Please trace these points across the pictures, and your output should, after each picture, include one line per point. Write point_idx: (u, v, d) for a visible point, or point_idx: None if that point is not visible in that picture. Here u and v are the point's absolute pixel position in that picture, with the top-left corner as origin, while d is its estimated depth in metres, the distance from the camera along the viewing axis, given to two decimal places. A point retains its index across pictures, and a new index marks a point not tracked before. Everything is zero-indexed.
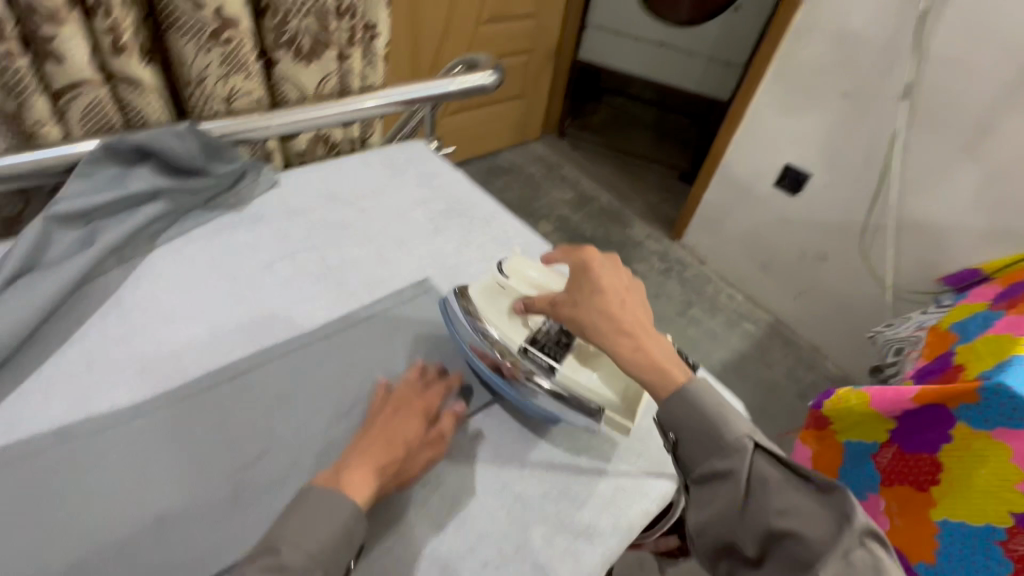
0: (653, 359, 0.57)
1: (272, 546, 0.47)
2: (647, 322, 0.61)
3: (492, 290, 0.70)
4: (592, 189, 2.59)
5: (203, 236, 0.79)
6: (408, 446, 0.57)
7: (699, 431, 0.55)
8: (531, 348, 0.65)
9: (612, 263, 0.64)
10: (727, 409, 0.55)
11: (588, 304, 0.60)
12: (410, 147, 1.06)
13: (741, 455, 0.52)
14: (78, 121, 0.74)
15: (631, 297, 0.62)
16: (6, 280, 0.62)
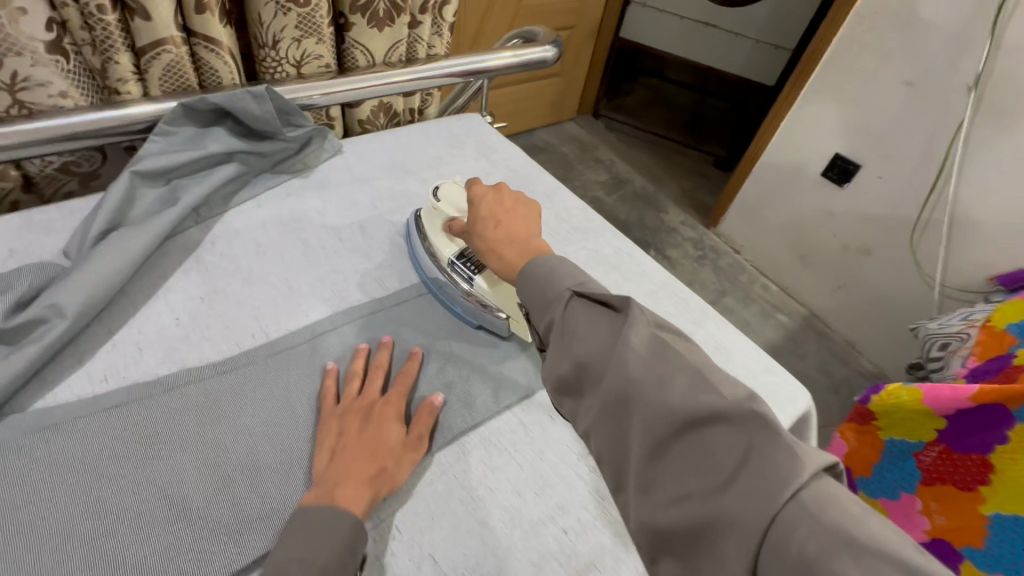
0: (504, 260, 0.56)
1: (281, 563, 0.44)
2: (522, 232, 0.58)
3: (432, 213, 0.74)
4: (627, 172, 2.55)
5: (274, 199, 0.80)
6: (394, 455, 0.52)
7: (539, 304, 0.49)
8: (459, 261, 0.68)
9: (498, 188, 0.63)
10: (566, 267, 0.50)
11: (472, 223, 0.61)
12: (468, 119, 1.06)
13: (560, 302, 0.47)
14: (157, 81, 0.76)
15: (488, 206, 0.61)
16: (98, 233, 0.64)
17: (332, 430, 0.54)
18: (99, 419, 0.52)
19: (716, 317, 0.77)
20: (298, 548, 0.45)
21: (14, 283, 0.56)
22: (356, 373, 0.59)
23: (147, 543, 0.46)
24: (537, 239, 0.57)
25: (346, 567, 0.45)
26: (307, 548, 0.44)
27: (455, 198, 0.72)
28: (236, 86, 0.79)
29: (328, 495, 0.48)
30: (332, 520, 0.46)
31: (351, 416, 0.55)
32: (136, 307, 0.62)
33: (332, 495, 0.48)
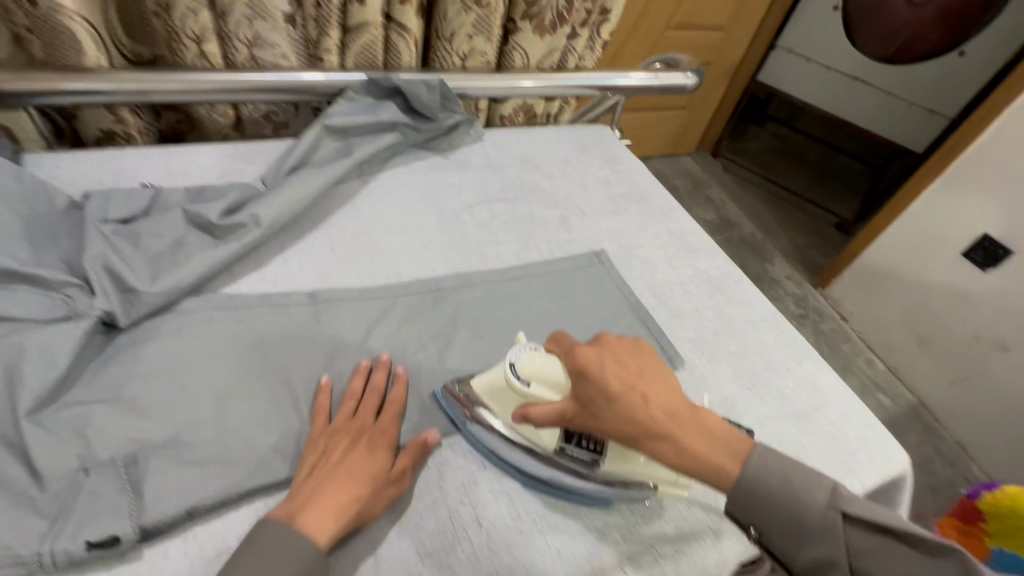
0: (694, 456, 0.48)
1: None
2: (681, 407, 0.49)
3: (500, 389, 0.56)
4: (736, 215, 2.48)
5: (421, 169, 0.91)
6: (377, 485, 0.50)
7: (782, 525, 0.47)
8: (567, 446, 0.55)
9: (604, 345, 0.51)
10: (796, 478, 0.48)
11: (611, 417, 0.48)
12: (599, 130, 1.12)
13: (834, 533, 0.46)
14: (353, 55, 0.90)
15: (618, 368, 0.49)
16: (288, 168, 0.77)
17: (317, 448, 0.52)
18: (266, 312, 0.64)
19: (817, 358, 0.76)
20: (242, 566, 0.43)
21: (226, 194, 0.70)
22: (353, 394, 0.57)
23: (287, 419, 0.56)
24: (704, 411, 0.51)
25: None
26: (255, 571, 0.42)
27: (540, 374, 0.53)
28: (412, 68, 0.92)
29: (291, 513, 0.46)
30: (286, 536, 0.44)
31: (340, 436, 0.53)
32: (303, 233, 0.74)
33: (295, 515, 0.46)
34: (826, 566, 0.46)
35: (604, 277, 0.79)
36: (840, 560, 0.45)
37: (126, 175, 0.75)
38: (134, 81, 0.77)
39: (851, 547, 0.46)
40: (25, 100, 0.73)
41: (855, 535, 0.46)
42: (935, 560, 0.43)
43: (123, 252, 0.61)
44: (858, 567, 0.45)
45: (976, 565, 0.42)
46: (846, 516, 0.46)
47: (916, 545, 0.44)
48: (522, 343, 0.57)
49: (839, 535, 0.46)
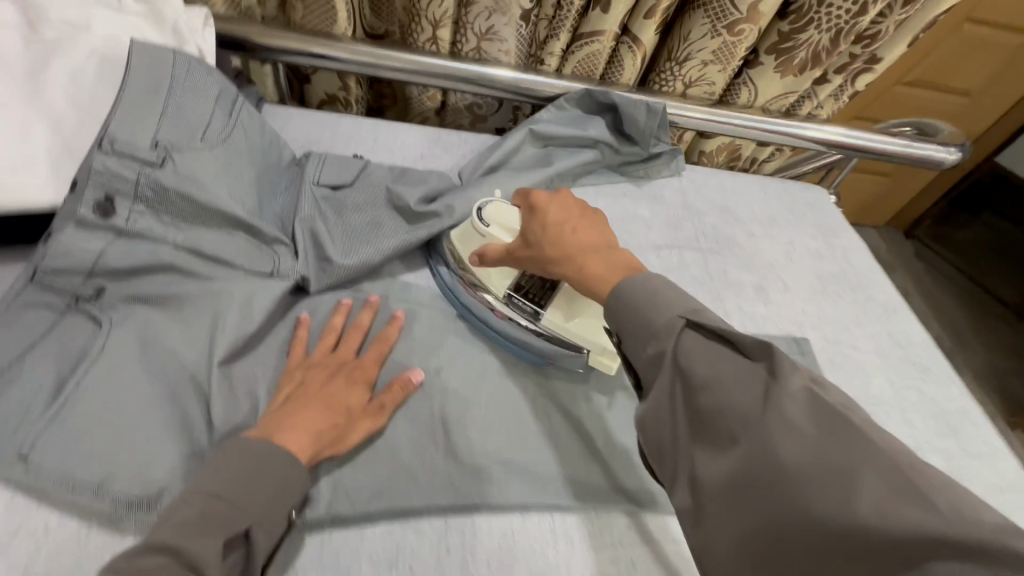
0: (586, 272, 0.48)
1: (188, 498, 0.39)
2: (603, 244, 0.51)
3: (468, 235, 0.61)
4: (922, 313, 2.08)
5: (610, 193, 0.84)
6: (349, 416, 0.48)
7: (637, 327, 0.42)
8: (516, 295, 0.58)
9: (558, 199, 0.55)
10: (664, 292, 0.43)
11: (537, 242, 0.52)
12: (814, 191, 0.96)
13: (672, 338, 0.40)
14: (574, 62, 0.85)
15: (558, 212, 0.54)
16: (487, 167, 0.75)
17: (293, 379, 0.50)
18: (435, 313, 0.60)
19: None
20: (210, 482, 0.40)
21: (426, 180, 0.70)
22: (333, 328, 0.54)
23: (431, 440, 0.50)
24: (619, 249, 0.50)
25: (273, 509, 0.41)
26: (237, 487, 0.40)
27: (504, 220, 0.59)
28: (630, 86, 0.85)
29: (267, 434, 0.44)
30: (270, 461, 0.42)
31: (316, 369, 0.50)
32: None
33: (273, 434, 0.44)
34: (654, 364, 0.41)
35: (805, 373, 0.66)
36: (665, 352, 0.40)
37: (339, 140, 0.78)
38: (369, 53, 0.79)
39: (685, 354, 0.39)
40: (276, 56, 0.79)
41: (692, 340, 0.40)
42: (760, 368, 0.36)
43: (327, 219, 0.62)
44: (686, 368, 0.39)
45: (784, 363, 0.36)
46: (688, 323, 0.40)
47: (746, 353, 0.38)
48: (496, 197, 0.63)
49: (673, 338, 0.40)
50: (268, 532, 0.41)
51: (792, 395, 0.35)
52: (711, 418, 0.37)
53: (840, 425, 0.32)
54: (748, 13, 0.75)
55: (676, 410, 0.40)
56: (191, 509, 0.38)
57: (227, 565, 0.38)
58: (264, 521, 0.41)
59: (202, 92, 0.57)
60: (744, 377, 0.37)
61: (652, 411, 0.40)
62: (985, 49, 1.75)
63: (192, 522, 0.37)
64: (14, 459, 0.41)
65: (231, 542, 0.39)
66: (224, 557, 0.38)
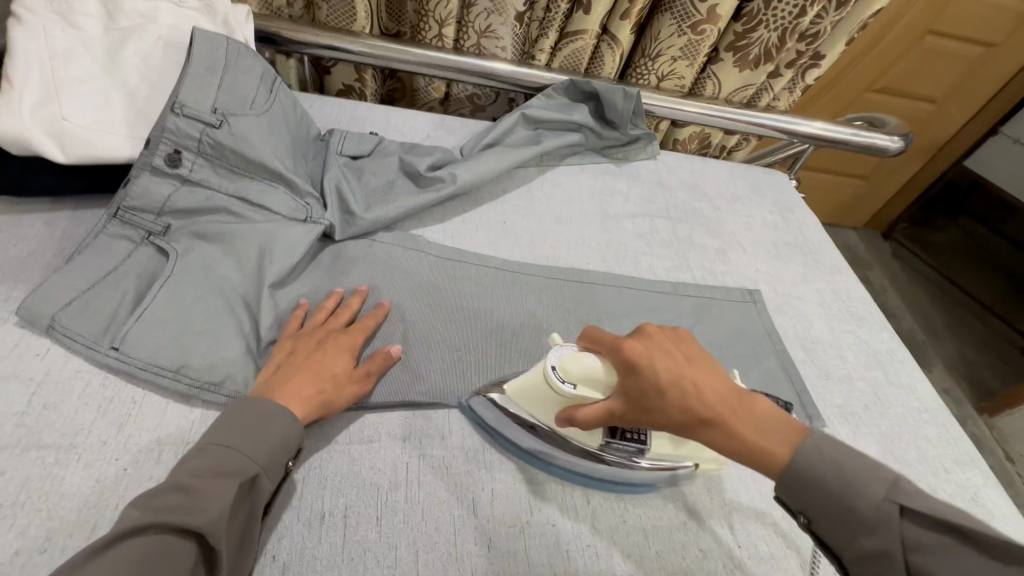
0: (750, 444, 0.42)
1: (202, 446, 0.44)
2: (732, 399, 0.43)
3: (546, 397, 0.52)
4: (896, 306, 2.20)
5: (593, 171, 0.96)
6: (336, 383, 0.53)
7: (829, 507, 0.40)
8: (614, 441, 0.52)
9: (645, 337, 0.46)
10: (850, 468, 0.40)
11: (652, 401, 0.43)
12: (775, 174, 1.09)
13: (890, 527, 0.38)
14: (561, 57, 0.98)
15: (664, 358, 0.44)
16: (485, 144, 0.87)
17: (286, 346, 0.55)
18: (440, 259, 0.72)
19: (986, 472, 0.66)
20: (221, 435, 0.45)
21: (432, 153, 0.81)
22: (326, 307, 0.60)
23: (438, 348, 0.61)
24: (757, 399, 0.44)
25: (276, 460, 0.46)
26: (241, 440, 0.45)
27: (580, 373, 0.49)
28: (610, 79, 0.97)
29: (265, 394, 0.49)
30: (273, 416, 0.47)
31: (307, 338, 0.55)
32: (482, 202, 0.83)
33: (271, 394, 0.49)
34: (874, 557, 0.38)
35: (755, 316, 0.77)
36: (892, 550, 0.37)
37: (356, 121, 0.90)
38: (383, 47, 0.91)
39: (905, 539, 0.37)
40: (302, 49, 0.91)
41: (912, 530, 0.37)
42: (1012, 574, 0.35)
43: (349, 180, 0.73)
44: (915, 566, 0.37)
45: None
46: (904, 509, 0.38)
47: (910, 513, 0.38)
48: (556, 345, 0.53)
49: (895, 527, 0.38)
50: (272, 480, 0.45)
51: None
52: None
53: (958, 545, 0.36)
54: (708, 15, 0.88)
55: None
56: (204, 454, 0.43)
57: (238, 508, 0.43)
58: (269, 470, 0.45)
59: (248, 72, 0.68)
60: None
61: None
62: (948, 60, 1.88)
63: (205, 467, 0.42)
64: (107, 350, 0.52)
65: (241, 486, 0.43)
66: (235, 499, 0.42)
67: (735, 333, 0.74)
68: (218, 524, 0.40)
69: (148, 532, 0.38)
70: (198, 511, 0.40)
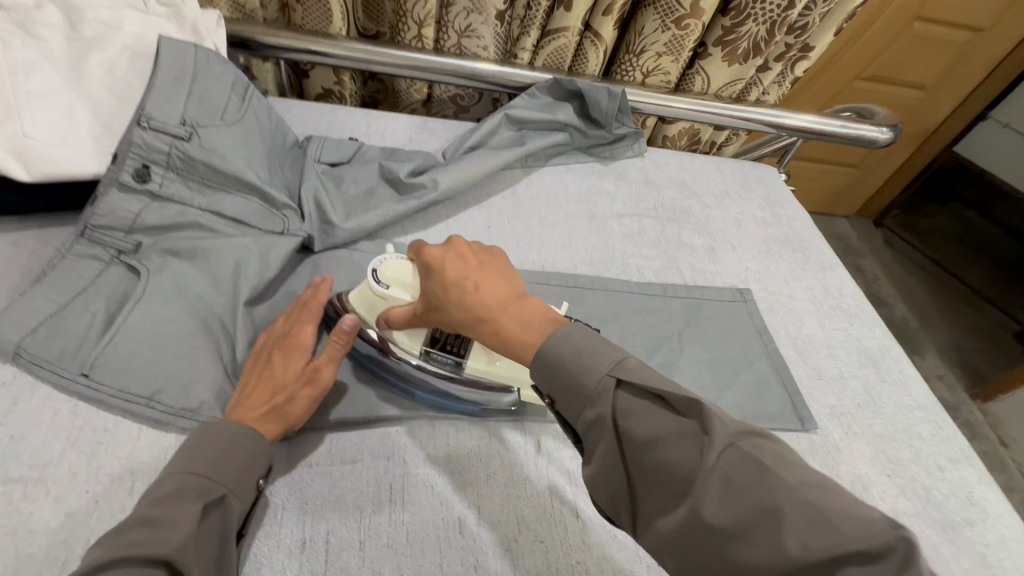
0: (505, 335, 0.46)
1: (163, 476, 0.43)
2: (510, 296, 0.48)
3: (373, 301, 0.59)
4: (889, 294, 2.20)
5: (579, 171, 0.94)
6: (287, 390, 0.50)
7: (564, 387, 0.42)
8: (434, 350, 0.57)
9: (450, 251, 0.52)
10: (590, 350, 0.42)
11: (444, 297, 0.50)
12: (764, 169, 1.07)
13: (607, 398, 0.40)
14: (544, 55, 0.96)
15: (455, 263, 0.51)
16: (468, 147, 0.85)
17: (248, 362, 0.54)
18: None
19: (980, 469, 0.65)
20: (184, 462, 0.44)
21: (413, 158, 0.79)
22: (285, 315, 0.57)
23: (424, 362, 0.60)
24: (528, 299, 0.48)
25: (244, 479, 0.45)
26: (208, 462, 0.44)
27: (400, 279, 0.58)
28: (594, 76, 0.96)
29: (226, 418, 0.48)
30: (239, 437, 0.46)
31: (262, 350, 0.53)
32: (466, 207, 0.81)
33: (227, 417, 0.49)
34: (596, 426, 0.40)
35: (746, 315, 0.76)
36: (604, 416, 0.40)
37: (336, 127, 0.88)
38: (361, 50, 0.89)
39: (626, 412, 0.40)
40: (278, 53, 0.89)
41: (625, 399, 0.40)
42: (727, 449, 0.35)
43: (328, 189, 0.72)
44: (626, 429, 0.39)
45: (715, 418, 0.37)
46: (620, 383, 0.41)
47: (677, 408, 0.38)
48: (388, 253, 0.61)
49: (609, 399, 0.40)
50: (242, 499, 0.45)
51: (725, 449, 0.35)
52: (653, 471, 0.37)
53: (762, 467, 0.34)
54: (692, 9, 0.86)
55: (616, 462, 0.40)
56: (166, 483, 0.42)
57: (206, 529, 0.42)
58: (238, 491, 0.45)
59: (218, 81, 0.66)
60: (680, 438, 0.37)
61: (597, 465, 0.40)
62: (936, 47, 1.87)
63: (168, 494, 0.41)
64: (76, 377, 0.50)
65: (207, 508, 0.42)
66: (201, 523, 0.41)
67: (726, 335, 0.73)
68: (189, 548, 0.39)
69: (117, 564, 0.36)
70: (165, 536, 0.39)
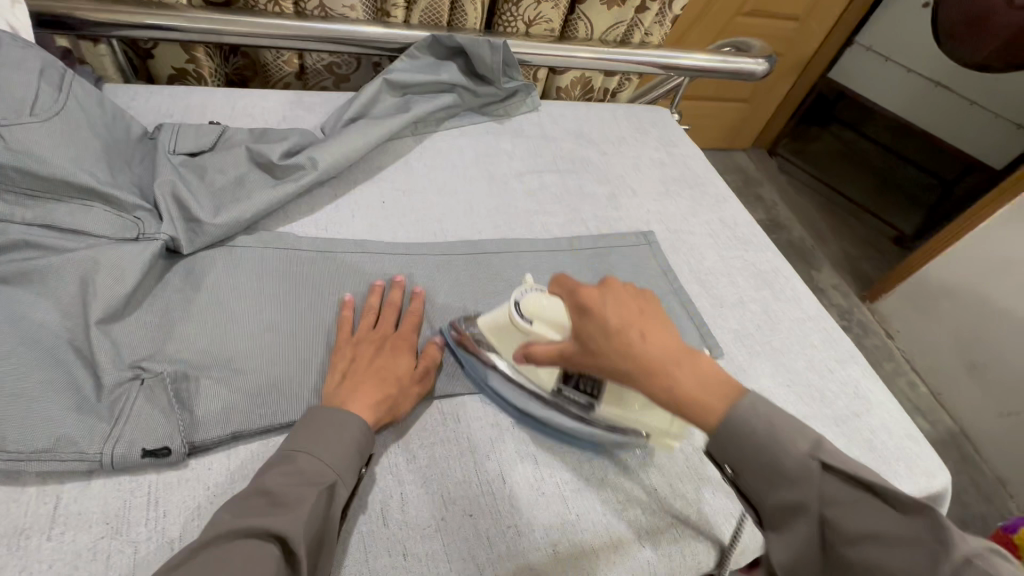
0: (683, 395, 0.40)
1: (287, 454, 0.45)
2: (681, 348, 0.43)
3: (508, 327, 0.56)
4: (786, 217, 2.37)
5: (474, 132, 0.91)
6: (401, 384, 0.53)
7: (758, 464, 0.40)
8: (567, 386, 0.54)
9: (611, 293, 0.45)
10: (779, 424, 0.40)
11: (581, 342, 0.45)
12: (657, 111, 1.09)
13: (811, 482, 0.38)
14: (419, 12, 0.90)
15: (618, 311, 0.44)
16: (348, 118, 0.79)
17: (345, 354, 0.54)
18: (315, 255, 0.65)
19: (863, 365, 0.72)
20: (299, 442, 0.45)
21: (287, 137, 0.72)
22: (372, 308, 0.59)
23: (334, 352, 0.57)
24: (705, 356, 0.43)
25: (351, 465, 0.46)
26: (320, 444, 0.45)
27: (545, 313, 0.52)
28: (475, 30, 0.91)
29: (338, 401, 0.49)
30: (344, 420, 0.47)
31: (365, 343, 0.55)
32: (356, 183, 0.76)
33: (343, 403, 0.49)
34: (795, 510, 0.39)
35: (650, 256, 0.78)
36: (811, 505, 0.38)
37: (193, 111, 0.78)
38: (208, 21, 0.78)
39: (832, 501, 0.38)
40: (107, 32, 0.77)
41: (832, 487, 0.38)
42: (913, 526, 0.35)
43: (190, 182, 0.64)
44: (830, 521, 0.38)
45: (931, 513, 0.35)
46: (824, 466, 0.38)
47: (897, 507, 0.36)
48: (528, 285, 0.56)
49: (817, 485, 0.38)
50: (349, 485, 0.45)
51: (889, 513, 0.36)
52: (854, 570, 0.37)
53: (935, 533, 0.34)
54: None
55: (819, 552, 0.39)
56: (290, 461, 0.44)
57: (322, 512, 0.42)
58: (347, 478, 0.45)
59: (20, 67, 0.55)
60: (895, 538, 0.36)
61: (787, 548, 0.39)
62: None
63: (292, 474, 0.43)
64: None
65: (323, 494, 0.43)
66: (319, 507, 0.42)
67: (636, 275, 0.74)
68: (302, 527, 0.40)
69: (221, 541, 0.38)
70: (284, 513, 0.40)
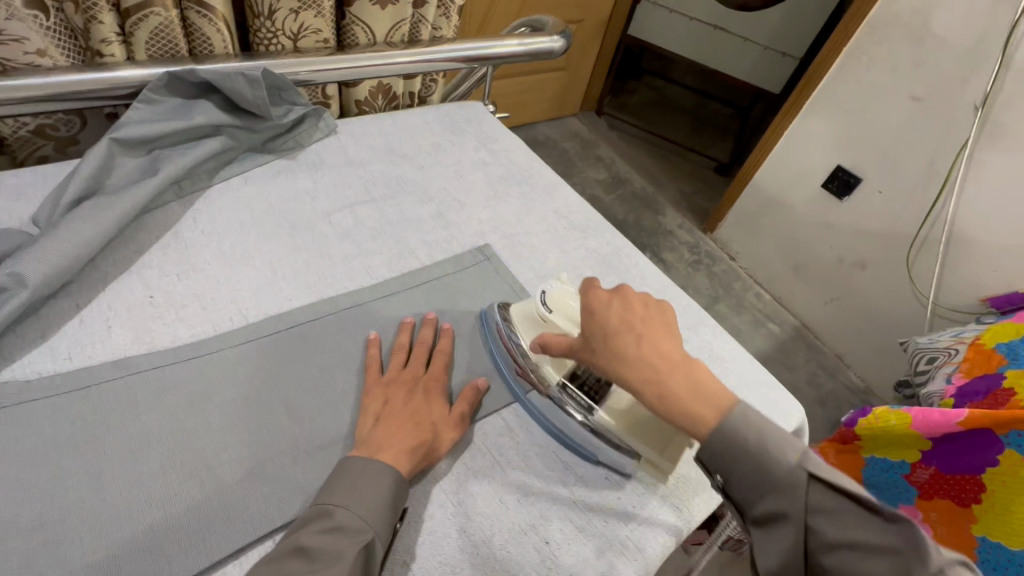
0: (677, 403, 0.46)
1: (324, 508, 0.44)
2: (676, 355, 0.49)
3: (533, 321, 0.60)
4: (625, 171, 2.49)
5: (260, 177, 0.76)
6: (437, 428, 0.53)
7: None
8: (572, 385, 0.57)
9: (620, 297, 0.52)
10: (761, 430, 0.45)
11: (586, 339, 0.51)
12: (469, 107, 1.02)
13: None
14: (144, 45, 0.72)
15: (619, 315, 0.50)
16: (71, 200, 0.60)
17: (377, 397, 0.54)
18: (57, 403, 0.49)
19: (712, 325, 0.74)
20: (329, 495, 0.45)
21: None
22: (403, 345, 0.60)
23: (191, 488, 0.47)
24: (699, 365, 0.49)
25: (386, 519, 0.45)
26: (350, 495, 0.45)
27: (566, 308, 0.59)
28: (229, 56, 0.76)
29: (371, 450, 0.49)
30: (373, 469, 0.47)
31: (398, 386, 0.55)
32: (106, 281, 0.59)
33: (375, 453, 0.48)
34: None
35: (489, 274, 0.72)
36: None
37: None
38: None
39: None
40: None
41: None
42: None
43: None
44: None
45: None
46: None
47: None
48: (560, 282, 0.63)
49: None
50: (385, 538, 0.45)
51: None
52: None
53: None
54: None
55: None
56: (328, 516, 0.44)
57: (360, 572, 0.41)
58: (382, 533, 0.45)
59: None
60: None
61: None
62: None
63: (331, 530, 0.43)
64: None
65: (361, 551, 0.42)
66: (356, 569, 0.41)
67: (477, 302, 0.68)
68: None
69: None
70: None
